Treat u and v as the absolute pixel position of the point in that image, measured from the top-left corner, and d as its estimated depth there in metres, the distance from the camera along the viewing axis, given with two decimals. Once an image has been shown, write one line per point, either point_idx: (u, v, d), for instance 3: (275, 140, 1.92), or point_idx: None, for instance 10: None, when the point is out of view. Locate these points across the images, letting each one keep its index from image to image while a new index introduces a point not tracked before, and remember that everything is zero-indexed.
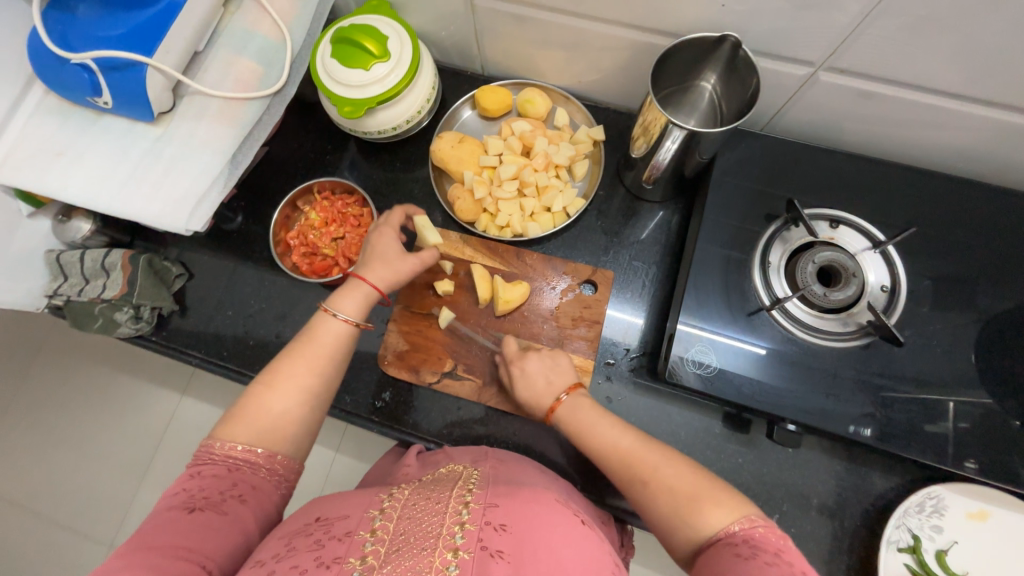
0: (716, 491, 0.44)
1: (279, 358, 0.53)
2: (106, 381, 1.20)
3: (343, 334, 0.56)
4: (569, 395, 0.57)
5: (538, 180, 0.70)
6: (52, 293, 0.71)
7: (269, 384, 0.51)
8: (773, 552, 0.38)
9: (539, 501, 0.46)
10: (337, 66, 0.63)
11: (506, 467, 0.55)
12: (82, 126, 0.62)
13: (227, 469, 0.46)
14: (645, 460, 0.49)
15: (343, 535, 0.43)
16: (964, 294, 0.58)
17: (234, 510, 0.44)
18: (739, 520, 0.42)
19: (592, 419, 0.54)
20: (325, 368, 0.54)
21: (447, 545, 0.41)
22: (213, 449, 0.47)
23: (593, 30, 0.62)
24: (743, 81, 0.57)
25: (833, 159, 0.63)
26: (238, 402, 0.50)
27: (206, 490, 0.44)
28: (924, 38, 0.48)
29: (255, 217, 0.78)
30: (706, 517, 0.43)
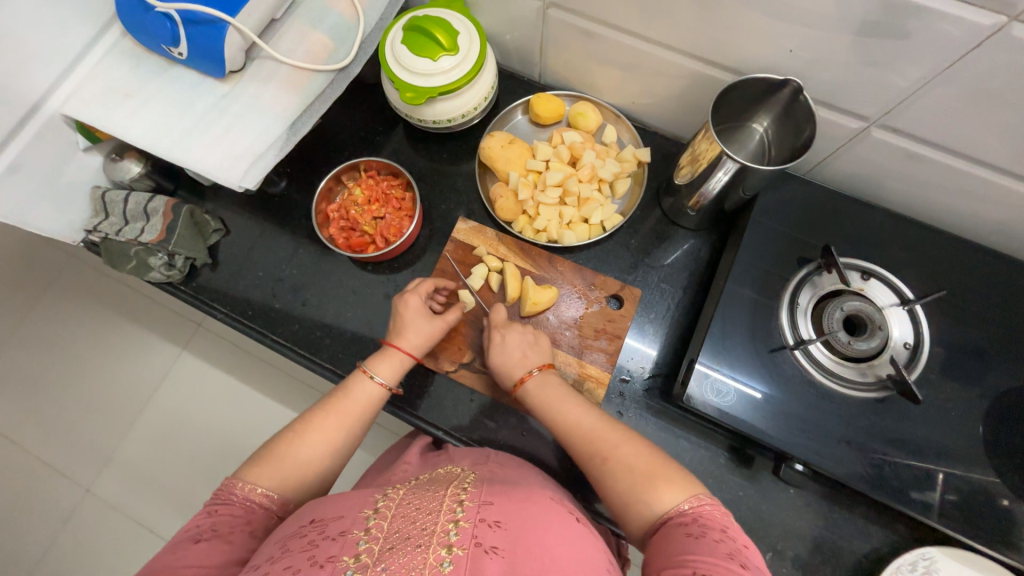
0: (672, 473, 0.48)
1: (313, 409, 0.57)
2: (113, 324, 1.21)
3: (376, 396, 0.59)
4: (537, 371, 0.61)
5: (581, 191, 0.71)
6: (92, 229, 0.72)
7: (299, 433, 0.54)
8: (720, 529, 0.42)
9: (533, 503, 0.47)
10: (406, 53, 0.65)
11: (504, 471, 0.55)
12: (153, 73, 0.64)
13: (245, 509, 0.48)
14: (605, 440, 0.52)
15: (337, 534, 0.43)
16: (984, 362, 0.59)
17: (240, 540, 0.46)
18: (688, 500, 0.45)
19: (555, 396, 0.58)
20: (353, 423, 0.57)
21: (442, 542, 0.41)
22: (236, 488, 0.50)
23: (657, 55, 0.64)
24: (798, 126, 0.58)
25: (870, 213, 0.65)
26: (269, 445, 0.54)
27: (217, 525, 0.46)
28: (981, 111, 0.50)
29: (298, 185, 0.79)
30: (660, 498, 0.46)
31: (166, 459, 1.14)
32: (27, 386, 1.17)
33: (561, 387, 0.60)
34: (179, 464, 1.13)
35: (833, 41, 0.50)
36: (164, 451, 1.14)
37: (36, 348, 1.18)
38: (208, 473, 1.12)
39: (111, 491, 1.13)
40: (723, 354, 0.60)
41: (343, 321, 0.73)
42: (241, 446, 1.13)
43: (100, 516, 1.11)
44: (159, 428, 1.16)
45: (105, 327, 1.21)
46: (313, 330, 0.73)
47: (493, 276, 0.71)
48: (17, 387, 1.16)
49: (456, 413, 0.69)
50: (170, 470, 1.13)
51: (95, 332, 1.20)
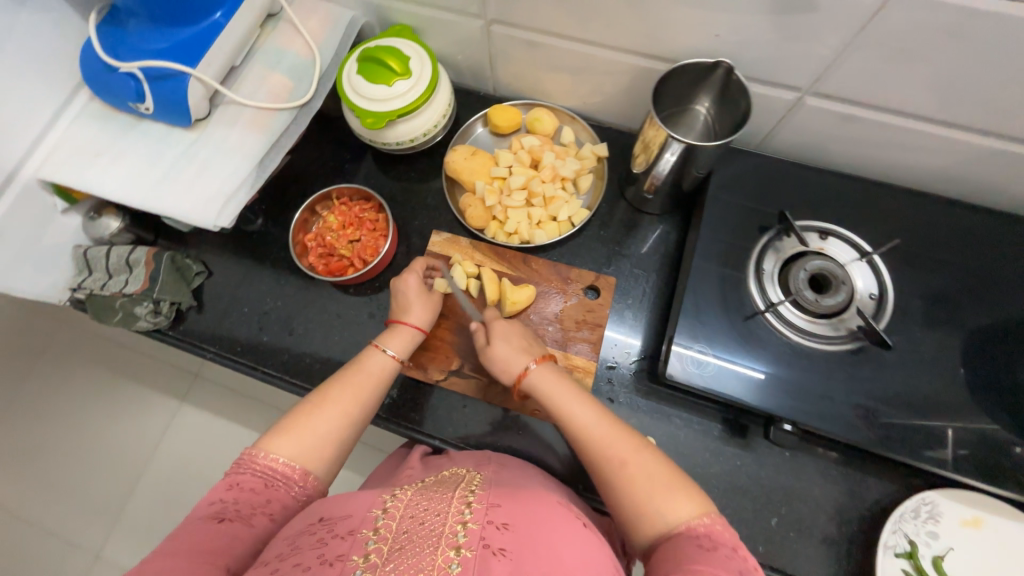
0: (686, 486, 0.48)
1: (329, 382, 0.57)
2: (112, 385, 1.23)
3: (388, 369, 0.61)
4: (537, 362, 0.61)
5: (545, 190, 0.74)
6: (76, 286, 0.74)
7: (317, 404, 0.54)
8: (732, 548, 0.43)
9: (541, 505, 0.47)
10: (363, 82, 0.69)
11: (508, 471, 0.56)
12: (122, 130, 0.67)
13: (265, 483, 0.49)
14: (622, 444, 0.51)
15: (345, 533, 0.44)
16: (946, 301, 0.62)
17: (260, 523, 0.47)
18: (701, 516, 0.46)
19: (558, 390, 0.58)
20: (367, 395, 0.58)
21: (450, 543, 0.42)
22: (256, 458, 0.50)
23: (599, 55, 0.67)
24: (735, 103, 0.62)
25: (820, 176, 0.68)
26: (288, 416, 0.53)
27: (239, 504, 0.47)
28: (900, 66, 0.53)
29: (274, 220, 0.82)
30: (676, 509, 0.46)
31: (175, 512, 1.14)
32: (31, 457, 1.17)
33: (560, 381, 0.59)
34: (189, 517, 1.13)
35: (753, 21, 0.54)
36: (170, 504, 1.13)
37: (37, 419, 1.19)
38: None
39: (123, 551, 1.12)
40: (699, 329, 0.62)
41: (330, 345, 0.75)
42: None
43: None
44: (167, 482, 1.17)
45: (103, 390, 1.22)
46: (303, 358, 0.74)
47: (470, 281, 0.73)
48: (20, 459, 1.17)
49: (450, 420, 0.70)
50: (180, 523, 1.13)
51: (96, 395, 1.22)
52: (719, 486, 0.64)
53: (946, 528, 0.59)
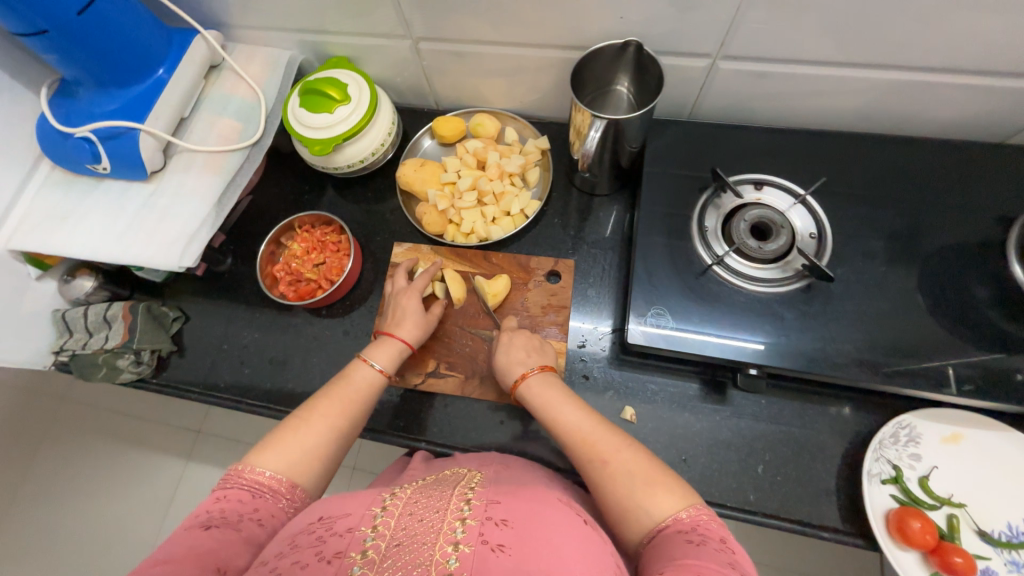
0: (672, 483, 0.48)
1: (316, 396, 0.58)
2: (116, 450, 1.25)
3: (376, 382, 0.61)
4: (537, 370, 0.61)
5: (493, 188, 0.77)
6: (58, 349, 0.76)
7: (304, 419, 0.55)
8: (723, 541, 0.42)
9: (541, 501, 0.47)
10: (306, 114, 0.73)
11: (508, 471, 0.56)
12: (84, 192, 0.70)
13: (252, 494, 0.49)
14: (606, 444, 0.52)
15: (345, 531, 0.44)
16: (881, 230, 0.65)
17: (249, 529, 0.46)
18: (687, 509, 0.46)
19: (555, 396, 0.58)
20: (355, 409, 0.58)
21: (448, 539, 0.42)
22: (243, 473, 0.50)
23: (523, 54, 0.71)
24: (652, 77, 0.66)
25: (747, 134, 0.71)
26: (276, 431, 0.54)
27: (227, 512, 0.47)
28: (792, 17, 0.57)
29: (243, 258, 0.85)
30: (659, 503, 0.47)
31: None
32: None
33: (561, 389, 0.60)
34: None
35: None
36: None
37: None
38: None
39: None
40: (654, 292, 0.64)
41: (310, 368, 0.76)
42: None
43: None
44: None
45: (106, 456, 1.24)
46: (285, 385, 0.76)
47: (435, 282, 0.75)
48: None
49: (433, 422, 0.71)
50: None
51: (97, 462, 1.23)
52: (702, 443, 0.65)
53: (926, 447, 0.60)
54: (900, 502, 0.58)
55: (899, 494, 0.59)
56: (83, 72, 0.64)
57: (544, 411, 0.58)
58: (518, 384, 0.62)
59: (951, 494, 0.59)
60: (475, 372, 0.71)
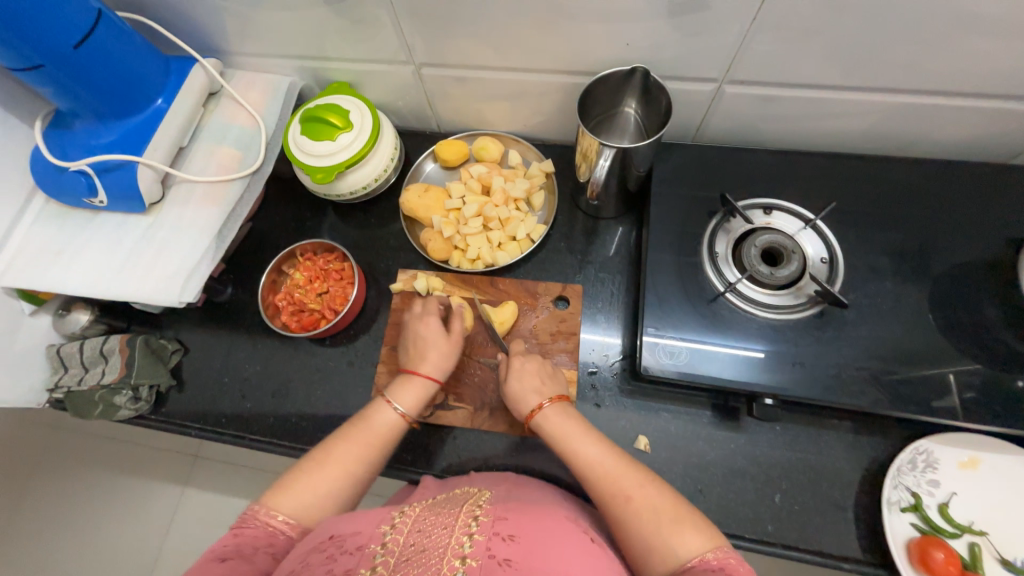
0: (695, 519, 0.48)
1: (331, 440, 0.56)
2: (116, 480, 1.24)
3: (396, 427, 0.59)
4: (553, 401, 0.59)
5: (500, 214, 0.76)
6: (54, 386, 0.74)
7: (319, 462, 0.54)
8: (729, 569, 0.42)
9: (547, 517, 0.47)
10: (308, 142, 0.72)
11: (521, 491, 0.55)
12: (80, 225, 0.69)
13: (266, 534, 0.49)
14: (625, 480, 0.51)
15: (355, 548, 0.43)
16: (893, 253, 0.65)
17: (262, 562, 0.47)
18: (712, 548, 0.45)
19: (572, 428, 0.57)
20: (372, 453, 0.56)
21: (456, 554, 0.42)
22: (257, 514, 0.50)
23: (527, 79, 0.71)
24: (658, 102, 0.65)
25: (755, 157, 0.71)
26: (290, 474, 0.53)
27: (244, 546, 0.47)
28: (799, 44, 0.57)
29: (244, 286, 0.83)
30: (685, 542, 0.46)
31: None
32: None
33: (575, 418, 0.58)
34: None
35: (656, 26, 0.58)
36: None
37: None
38: None
39: None
40: (666, 320, 0.63)
41: (314, 400, 0.75)
42: None
43: None
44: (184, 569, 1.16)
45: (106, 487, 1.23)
46: (288, 418, 0.74)
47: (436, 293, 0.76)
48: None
49: (441, 455, 0.69)
50: None
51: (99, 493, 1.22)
52: (718, 473, 0.64)
53: (945, 474, 0.59)
54: (920, 530, 0.58)
55: (919, 522, 0.58)
56: (81, 105, 0.63)
57: (561, 445, 0.56)
58: (532, 414, 0.60)
59: (970, 522, 0.58)
60: (484, 403, 0.70)
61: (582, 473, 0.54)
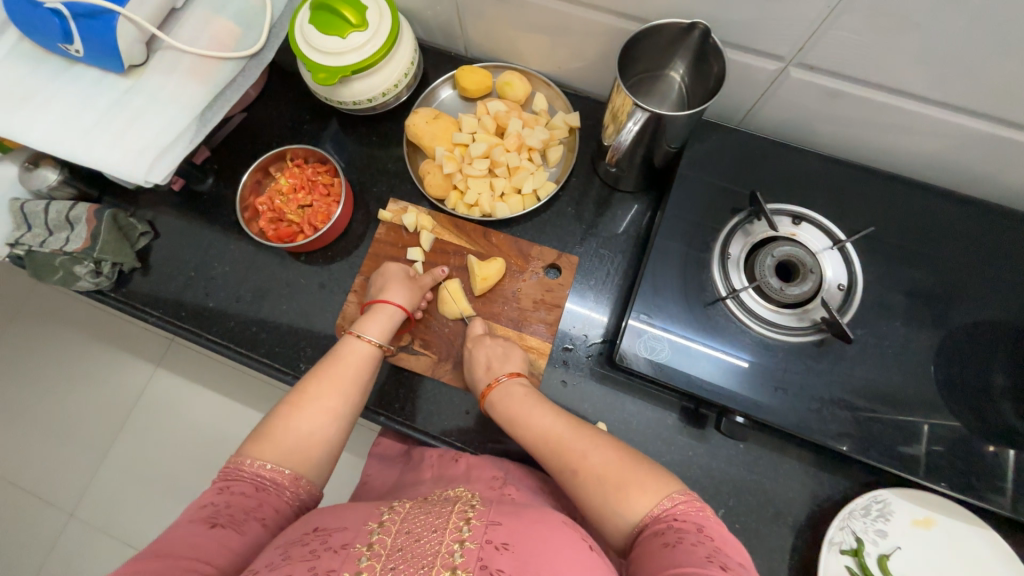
0: (643, 476, 0.45)
1: (307, 379, 0.54)
2: (90, 347, 1.26)
3: (367, 355, 0.59)
4: (507, 378, 0.59)
5: (509, 160, 0.69)
6: (14, 242, 0.70)
7: (295, 405, 0.52)
8: (697, 531, 0.40)
9: (546, 520, 0.44)
10: (315, 33, 0.63)
11: (521, 495, 0.52)
12: (53, 74, 0.62)
13: (255, 487, 0.46)
14: (572, 449, 0.49)
15: (340, 546, 0.41)
16: (916, 295, 0.59)
17: (253, 531, 0.43)
18: (660, 501, 0.43)
19: (524, 404, 0.55)
20: (348, 387, 0.55)
21: (445, 563, 0.39)
22: (242, 466, 0.47)
23: (572, 13, 0.62)
24: (711, 71, 0.57)
25: (800, 158, 0.64)
26: (268, 421, 0.51)
27: (232, 508, 0.44)
28: (892, 36, 0.48)
29: (227, 181, 0.78)
30: (632, 504, 0.44)
31: (149, 475, 1.18)
32: (13, 414, 1.22)
33: (528, 396, 0.57)
34: (163, 478, 1.17)
35: None
36: (146, 463, 1.19)
37: (21, 380, 1.24)
38: (189, 479, 1.17)
39: (97, 511, 1.17)
40: (655, 314, 0.59)
41: (279, 314, 0.72)
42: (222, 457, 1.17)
43: (88, 537, 1.15)
44: (141, 446, 1.20)
45: (78, 352, 1.25)
46: (249, 327, 0.71)
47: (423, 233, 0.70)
48: (4, 417, 1.21)
49: (397, 399, 0.67)
50: (155, 487, 1.17)
51: (70, 356, 1.25)
52: None
53: (894, 527, 0.58)
54: (853, 575, 0.56)
55: (854, 567, 0.57)
56: None
57: (508, 424, 0.56)
58: (486, 392, 0.59)
59: None
60: (450, 355, 0.67)
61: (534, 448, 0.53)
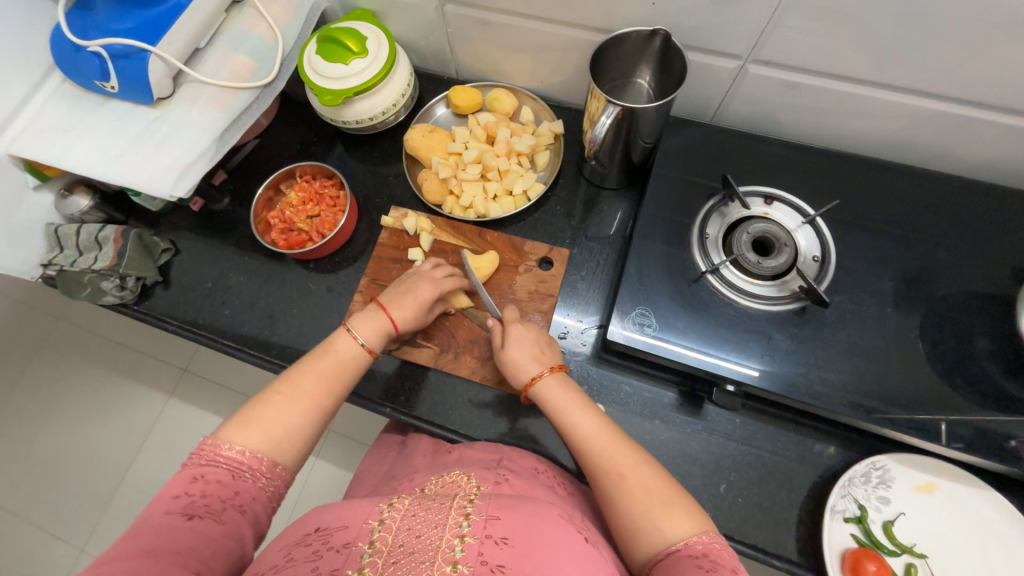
0: (686, 503, 0.47)
1: (298, 371, 0.55)
2: (109, 375, 1.30)
3: (359, 356, 0.58)
4: (552, 371, 0.59)
5: (499, 164, 0.75)
6: (47, 263, 0.75)
7: (283, 396, 0.52)
8: (729, 567, 0.42)
9: (542, 516, 0.45)
10: (321, 62, 0.71)
11: (516, 481, 0.53)
12: (90, 108, 0.70)
13: (231, 476, 0.46)
14: (622, 457, 0.51)
15: (342, 546, 0.43)
16: (890, 264, 0.62)
17: (232, 519, 0.44)
18: (700, 534, 0.45)
19: (569, 399, 0.57)
20: (339, 388, 0.56)
21: (446, 558, 0.41)
22: (221, 451, 0.47)
23: (549, 31, 0.69)
24: (675, 70, 0.63)
25: (768, 145, 0.69)
26: (252, 407, 0.51)
27: (208, 497, 0.44)
28: (829, 28, 0.54)
29: (241, 200, 0.84)
30: (674, 525, 0.45)
31: None
32: (31, 446, 1.24)
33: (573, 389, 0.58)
34: None
35: None
36: (160, 487, 1.20)
37: (41, 409, 1.28)
38: None
39: (110, 537, 1.17)
40: (642, 293, 0.63)
41: (289, 318, 0.76)
42: None
43: None
44: (155, 470, 1.22)
45: (97, 380, 1.30)
46: (262, 332, 0.76)
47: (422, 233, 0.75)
48: (23, 451, 1.24)
49: (401, 390, 0.70)
50: None
51: (90, 384, 1.30)
52: (668, 453, 0.64)
53: (896, 492, 0.58)
54: (859, 542, 0.56)
55: (859, 534, 0.57)
56: None
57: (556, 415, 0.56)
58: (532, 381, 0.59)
59: (912, 543, 0.57)
60: (451, 346, 0.70)
61: (574, 438, 0.54)
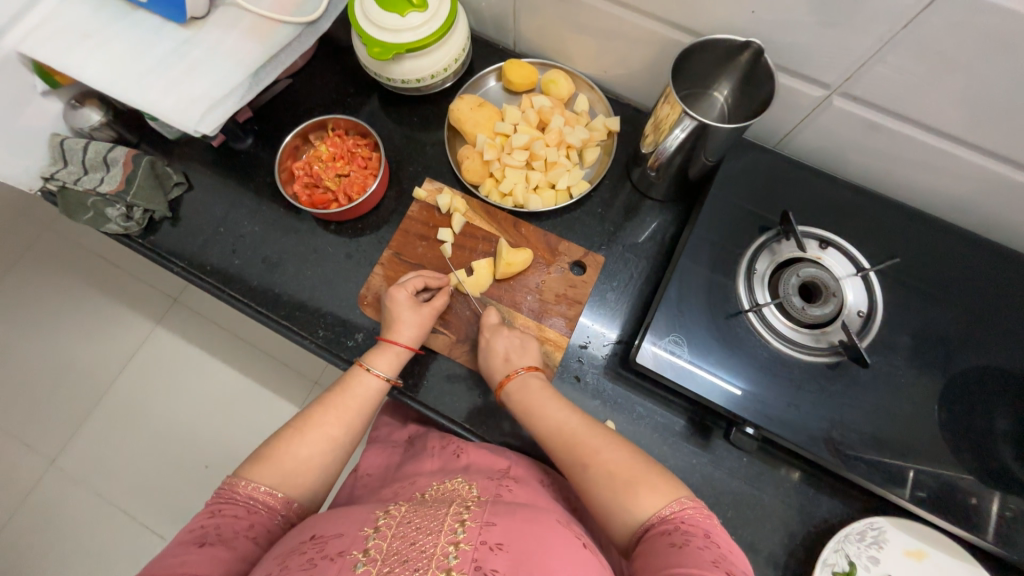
0: (653, 476, 0.46)
1: (312, 405, 0.55)
2: (94, 294, 1.25)
3: (375, 389, 0.58)
4: (524, 371, 0.59)
5: (547, 155, 0.71)
6: (48, 176, 0.69)
7: (299, 429, 0.52)
8: (704, 535, 0.41)
9: (540, 523, 0.44)
10: (375, 9, 0.65)
11: (519, 491, 0.52)
12: (115, 16, 0.63)
13: (247, 510, 0.46)
14: (587, 445, 0.50)
15: (335, 553, 0.41)
16: (932, 330, 0.61)
17: (243, 547, 0.44)
18: (670, 504, 0.44)
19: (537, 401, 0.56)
20: (352, 418, 0.55)
21: (441, 566, 0.39)
22: (237, 488, 0.47)
23: (627, 19, 0.63)
24: (758, 89, 0.59)
25: (831, 185, 0.65)
26: (268, 444, 0.51)
27: (221, 528, 0.44)
28: (935, 76, 0.50)
29: (265, 143, 0.78)
30: (642, 502, 0.44)
31: (140, 429, 1.18)
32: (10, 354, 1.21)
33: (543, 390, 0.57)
34: (153, 435, 1.17)
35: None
36: (140, 416, 1.18)
37: (22, 319, 1.23)
38: (182, 437, 1.17)
39: (81, 459, 1.16)
40: (679, 320, 0.60)
41: (303, 279, 0.72)
42: (216, 420, 1.17)
43: (71, 486, 1.15)
44: (136, 399, 1.19)
45: (82, 298, 1.25)
46: (273, 287, 0.72)
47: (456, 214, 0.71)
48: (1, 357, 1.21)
49: (411, 374, 0.68)
50: (145, 441, 1.17)
51: (73, 301, 1.25)
52: None
53: (888, 555, 0.58)
54: None
55: None
56: None
57: (551, 402, 0.56)
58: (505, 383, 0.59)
59: None
60: (468, 338, 0.68)
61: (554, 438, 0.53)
